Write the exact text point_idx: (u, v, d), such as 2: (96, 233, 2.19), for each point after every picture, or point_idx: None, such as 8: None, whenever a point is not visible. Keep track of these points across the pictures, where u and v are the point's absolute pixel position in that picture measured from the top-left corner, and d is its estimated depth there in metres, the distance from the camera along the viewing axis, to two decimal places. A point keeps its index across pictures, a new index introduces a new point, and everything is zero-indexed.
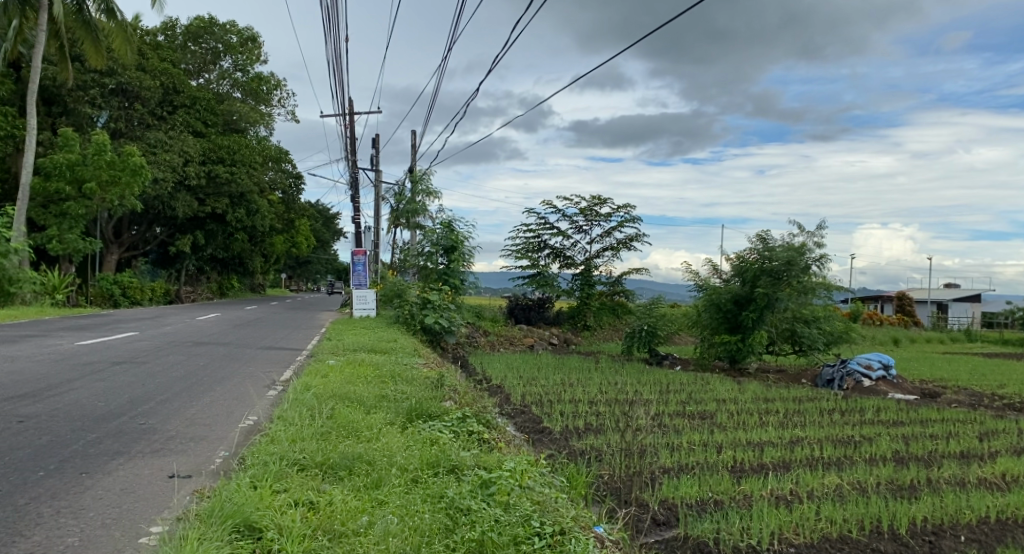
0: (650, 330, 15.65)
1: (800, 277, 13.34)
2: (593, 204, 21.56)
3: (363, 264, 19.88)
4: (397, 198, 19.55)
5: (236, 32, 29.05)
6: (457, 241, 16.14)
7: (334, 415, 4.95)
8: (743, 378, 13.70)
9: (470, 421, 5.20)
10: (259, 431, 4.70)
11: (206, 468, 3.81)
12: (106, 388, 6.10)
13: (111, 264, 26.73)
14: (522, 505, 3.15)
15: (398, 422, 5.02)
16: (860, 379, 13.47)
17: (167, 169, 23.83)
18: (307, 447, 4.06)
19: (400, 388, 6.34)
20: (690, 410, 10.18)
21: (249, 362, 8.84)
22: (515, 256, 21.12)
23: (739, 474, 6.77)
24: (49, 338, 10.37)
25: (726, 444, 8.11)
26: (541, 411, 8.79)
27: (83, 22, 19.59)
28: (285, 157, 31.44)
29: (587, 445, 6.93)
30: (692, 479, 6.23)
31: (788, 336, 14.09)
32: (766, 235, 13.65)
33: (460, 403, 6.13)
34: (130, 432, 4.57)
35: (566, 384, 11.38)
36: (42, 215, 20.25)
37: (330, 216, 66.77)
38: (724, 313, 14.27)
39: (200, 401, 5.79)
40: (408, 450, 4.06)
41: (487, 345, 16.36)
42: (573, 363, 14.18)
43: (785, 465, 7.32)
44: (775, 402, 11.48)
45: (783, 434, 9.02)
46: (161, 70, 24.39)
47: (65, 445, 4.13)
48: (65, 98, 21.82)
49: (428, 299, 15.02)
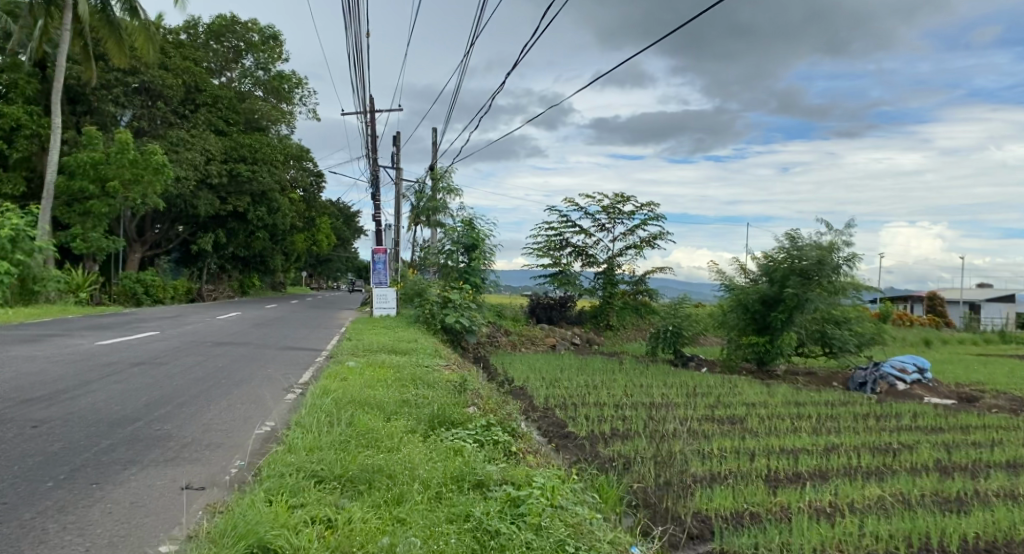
0: (675, 331, 15.30)
1: (831, 276, 12.94)
2: (616, 202, 21.25)
3: (383, 263, 19.74)
4: (418, 196, 19.40)
5: (258, 30, 29.13)
6: (478, 239, 15.96)
7: (353, 422, 4.77)
8: (772, 381, 13.32)
9: (495, 430, 4.98)
10: (275, 439, 4.54)
11: (221, 480, 3.62)
12: (122, 391, 5.97)
13: (134, 262, 26.95)
14: (554, 529, 2.93)
15: (421, 429, 4.83)
16: (894, 382, 13.05)
17: (189, 167, 23.96)
18: (325, 458, 3.89)
19: (421, 392, 6.14)
20: (719, 414, 9.86)
21: (269, 364, 8.70)
22: (537, 255, 20.87)
23: (776, 484, 6.46)
24: (70, 337, 10.34)
25: (759, 451, 7.81)
26: (566, 415, 8.53)
27: (107, 21, 19.76)
28: (306, 155, 31.55)
29: (614, 451, 6.66)
30: (726, 489, 5.95)
31: (818, 338, 13.69)
32: (795, 234, 13.26)
33: (483, 409, 5.92)
34: (145, 439, 4.40)
35: (590, 387, 11.11)
36: (67, 214, 20.41)
37: (352, 215, 67.07)
38: (751, 314, 13.87)
39: (217, 406, 5.63)
40: (431, 462, 3.86)
41: (509, 345, 16.15)
42: (597, 365, 13.91)
43: (823, 475, 6.98)
44: (806, 406, 11.09)
45: (817, 440, 8.67)
46: (184, 69, 24.64)
47: (77, 452, 3.95)
48: (88, 97, 21.90)
49: (449, 298, 14.81)
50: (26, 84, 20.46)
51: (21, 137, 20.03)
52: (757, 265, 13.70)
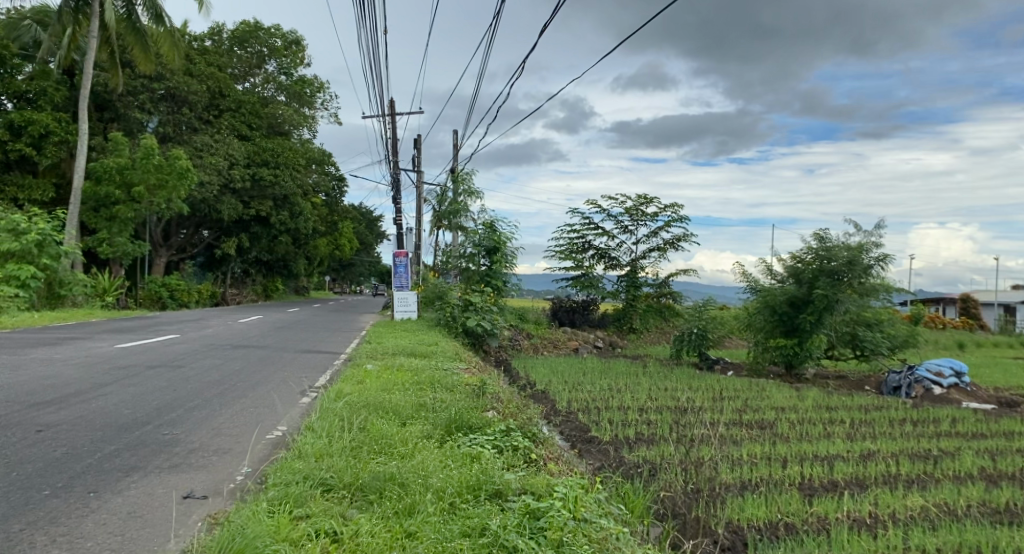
0: (700, 333, 14.92)
1: (862, 277, 12.52)
2: (638, 203, 20.94)
3: (405, 266, 19.61)
4: (439, 199, 19.23)
5: (281, 35, 29.35)
6: (500, 242, 15.75)
7: (366, 427, 4.58)
8: (801, 384, 12.96)
9: (515, 435, 4.75)
10: (286, 444, 4.37)
11: (224, 488, 3.45)
12: (134, 394, 5.84)
13: (159, 267, 27.19)
14: (577, 545, 2.68)
15: (436, 435, 4.61)
16: (930, 386, 12.54)
17: (213, 172, 24.15)
18: (335, 465, 3.70)
19: (438, 396, 5.92)
20: (748, 419, 9.51)
21: (287, 367, 8.57)
22: (559, 258, 20.59)
23: (811, 493, 6.14)
24: (91, 340, 10.30)
25: (792, 457, 7.47)
26: (590, 419, 8.28)
27: (133, 28, 19.95)
28: (328, 159, 31.61)
29: (638, 457, 6.42)
30: (757, 498, 5.65)
31: (849, 341, 13.29)
32: (824, 234, 12.85)
33: (503, 413, 5.69)
34: (151, 443, 4.24)
35: (613, 390, 10.83)
36: (93, 219, 20.56)
37: (374, 219, 67.41)
38: (779, 316, 13.44)
39: (229, 409, 5.47)
40: (447, 469, 3.64)
41: (530, 348, 15.93)
42: (620, 368, 13.62)
43: (861, 484, 6.63)
44: (838, 411, 10.69)
45: (852, 447, 8.30)
46: (208, 75, 24.82)
47: (78, 459, 3.79)
48: (116, 104, 22.33)
49: (470, 300, 14.60)
50: (56, 91, 20.67)
51: (51, 144, 20.20)
52: (785, 265, 13.26)
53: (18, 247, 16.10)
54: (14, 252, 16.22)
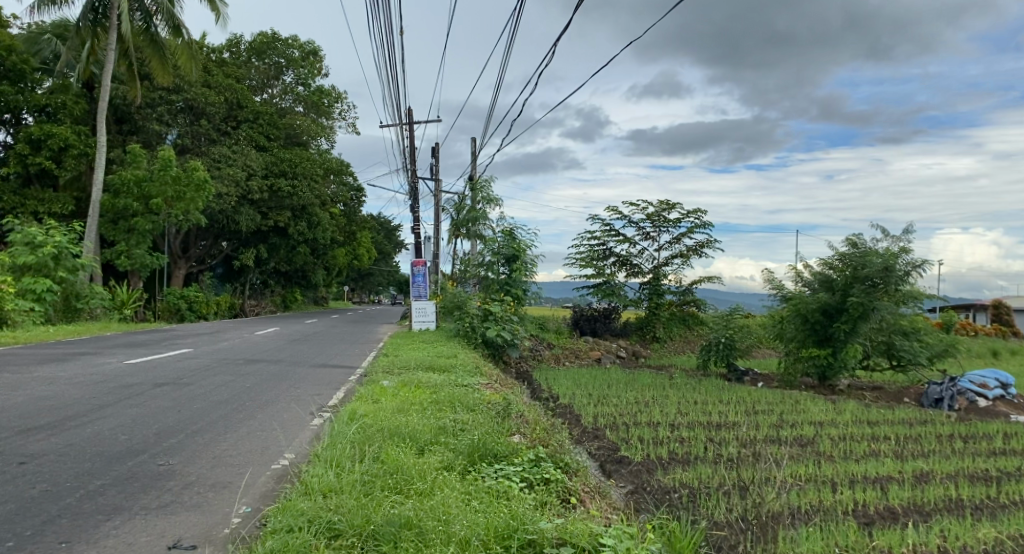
0: (728, 343, 14.28)
1: (899, 284, 11.86)
2: (660, 209, 20.37)
3: (423, 275, 19.22)
4: (457, 207, 18.84)
5: (298, 46, 29.14)
6: (519, 249, 15.26)
7: (381, 458, 4.13)
8: (837, 397, 12.26)
9: (546, 466, 4.28)
10: (292, 475, 3.95)
11: (216, 535, 3.02)
12: (135, 418, 5.43)
13: (178, 278, 27.19)
14: None
15: (458, 465, 4.15)
16: (974, 398, 11.80)
17: (231, 183, 23.92)
18: (344, 504, 3.26)
19: (459, 418, 5.45)
20: (786, 435, 8.91)
21: (299, 384, 8.16)
22: (578, 265, 20.08)
23: (868, 522, 5.56)
24: (100, 356, 9.95)
25: (841, 480, 6.86)
26: (618, 436, 7.77)
27: (151, 40, 19.76)
28: (347, 170, 31.16)
29: (673, 480, 5.92)
30: (813, 530, 5.08)
31: (884, 351, 12.60)
32: (857, 239, 12.23)
33: (531, 438, 5.20)
34: (143, 477, 3.82)
35: (640, 404, 10.29)
36: (112, 232, 20.37)
37: (392, 228, 67.29)
38: (811, 325, 12.79)
39: (234, 435, 5.04)
40: (472, 512, 3.17)
41: (552, 358, 15.43)
42: (646, 379, 13.02)
43: (920, 511, 6.04)
44: (881, 425, 10.06)
45: (903, 467, 7.66)
46: (227, 85, 24.67)
47: (56, 499, 3.36)
48: (135, 116, 22.39)
49: (489, 310, 14.13)
50: (75, 105, 20.52)
51: (70, 157, 20.00)
52: (815, 272, 12.64)
53: (33, 260, 15.92)
54: (30, 265, 16.04)
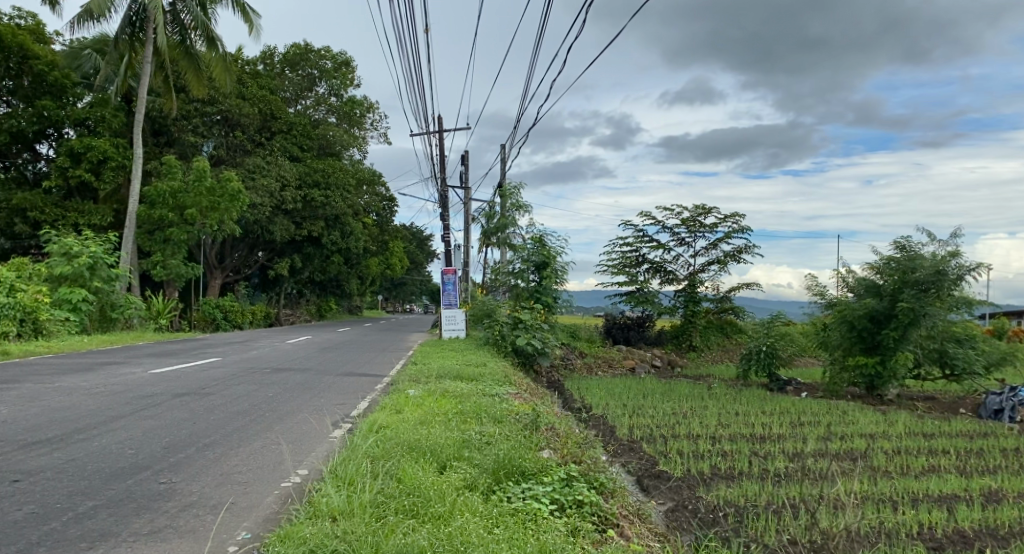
0: (769, 351, 13.60)
1: (952, 289, 11.12)
2: (695, 213, 19.77)
3: (453, 283, 18.82)
4: (487, 215, 18.50)
5: (330, 57, 29.43)
6: (549, 256, 14.85)
7: (399, 475, 3.78)
8: (886, 407, 11.57)
9: (580, 486, 3.89)
10: (300, 495, 3.65)
11: None
12: (146, 430, 5.19)
13: (214, 288, 27.44)
14: None
15: (482, 485, 3.77)
16: None
17: (265, 194, 24.01)
18: (354, 529, 2.92)
19: (485, 430, 5.09)
20: (835, 449, 8.29)
21: (323, 393, 7.91)
22: (611, 272, 19.55)
23: (938, 548, 4.99)
24: (126, 366, 9.80)
25: (903, 499, 6.27)
26: (656, 449, 7.30)
27: (187, 53, 19.96)
28: (378, 180, 31.38)
29: (718, 498, 5.46)
30: None
31: (936, 359, 11.77)
32: (904, 243, 11.56)
33: (561, 453, 4.79)
34: (139, 497, 3.52)
35: (678, 415, 9.76)
36: (149, 243, 20.59)
37: (424, 238, 67.46)
38: (858, 332, 12.04)
39: (247, 449, 4.76)
40: (494, 540, 2.80)
41: (584, 368, 15.02)
42: (683, 390, 12.49)
43: (995, 535, 5.43)
44: (938, 438, 9.36)
45: (969, 484, 7.02)
46: (261, 97, 24.90)
47: (39, 523, 3.07)
48: (171, 128, 22.73)
49: (520, 318, 13.68)
50: (113, 117, 20.78)
51: (108, 169, 20.24)
52: (859, 277, 11.96)
53: (68, 270, 15.97)
54: (66, 275, 16.14)
